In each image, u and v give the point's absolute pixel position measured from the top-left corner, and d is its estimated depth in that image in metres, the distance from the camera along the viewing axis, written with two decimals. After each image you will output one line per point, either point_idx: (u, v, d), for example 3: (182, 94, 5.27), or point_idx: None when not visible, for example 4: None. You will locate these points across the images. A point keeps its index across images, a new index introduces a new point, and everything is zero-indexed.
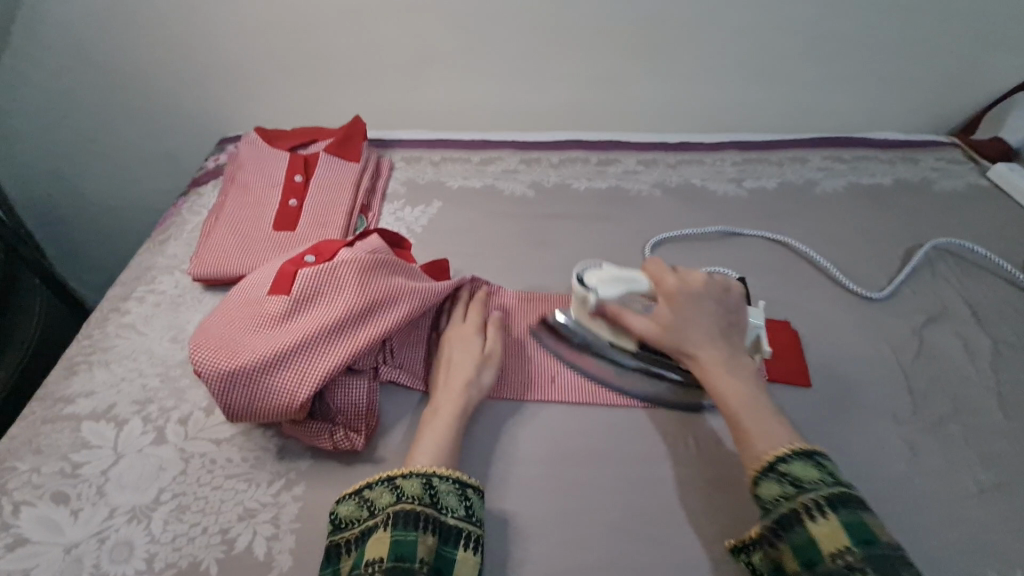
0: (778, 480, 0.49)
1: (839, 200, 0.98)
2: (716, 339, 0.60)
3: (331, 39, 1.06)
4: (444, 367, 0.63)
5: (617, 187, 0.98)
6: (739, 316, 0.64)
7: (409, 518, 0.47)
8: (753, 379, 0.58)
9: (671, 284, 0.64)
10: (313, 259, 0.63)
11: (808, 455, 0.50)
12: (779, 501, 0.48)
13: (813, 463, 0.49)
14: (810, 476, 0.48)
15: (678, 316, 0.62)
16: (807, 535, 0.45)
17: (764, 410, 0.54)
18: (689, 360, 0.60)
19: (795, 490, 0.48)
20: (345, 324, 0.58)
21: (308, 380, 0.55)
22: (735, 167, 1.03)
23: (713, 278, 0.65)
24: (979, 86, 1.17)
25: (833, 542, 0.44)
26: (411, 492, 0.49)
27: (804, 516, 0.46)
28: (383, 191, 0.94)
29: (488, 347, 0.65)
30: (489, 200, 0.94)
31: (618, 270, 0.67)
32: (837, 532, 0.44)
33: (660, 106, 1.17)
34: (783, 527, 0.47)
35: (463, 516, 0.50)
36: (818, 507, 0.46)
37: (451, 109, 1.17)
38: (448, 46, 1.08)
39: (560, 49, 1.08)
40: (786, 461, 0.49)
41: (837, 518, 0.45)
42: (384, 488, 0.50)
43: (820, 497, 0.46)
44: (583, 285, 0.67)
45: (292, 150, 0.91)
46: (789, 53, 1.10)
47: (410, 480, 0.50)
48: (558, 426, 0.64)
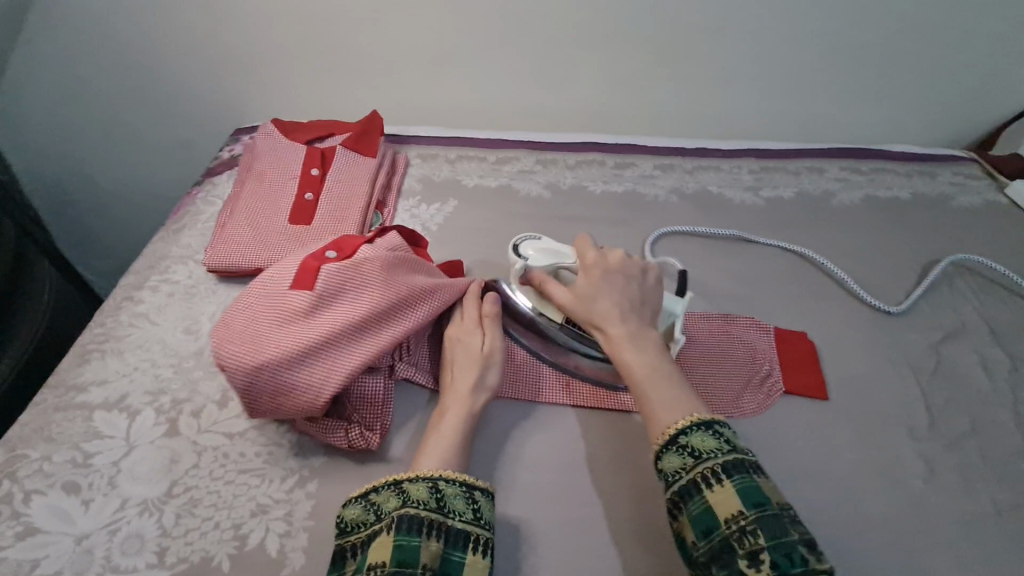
0: (678, 452, 0.48)
1: (856, 211, 0.97)
2: (628, 312, 0.60)
3: (349, 32, 1.05)
4: (450, 370, 0.63)
5: (633, 190, 0.97)
6: (657, 296, 0.65)
7: (411, 523, 0.46)
8: (661, 350, 0.58)
9: (591, 258, 0.65)
10: (335, 254, 0.62)
11: (707, 424, 0.49)
12: (679, 473, 0.47)
13: (710, 432, 0.48)
14: (707, 446, 0.47)
15: (591, 287, 0.62)
16: (704, 504, 0.45)
17: (668, 380, 0.54)
18: (598, 333, 0.60)
19: (693, 461, 0.47)
20: (367, 321, 0.58)
21: (332, 377, 0.55)
22: (752, 175, 1.03)
23: (631, 258, 0.66)
24: (999, 102, 1.17)
25: (728, 508, 0.44)
26: (416, 497, 0.48)
27: (702, 486, 0.46)
28: (399, 187, 0.93)
29: (487, 347, 0.63)
30: (504, 199, 0.94)
31: (554, 243, 0.71)
32: (732, 498, 0.44)
33: (677, 111, 1.17)
34: (682, 498, 0.46)
35: (470, 520, 0.49)
36: (714, 476, 0.46)
37: (468, 107, 1.16)
38: (467, 44, 1.07)
39: (580, 51, 1.08)
40: (687, 432, 0.49)
41: (732, 484, 0.45)
42: (391, 492, 0.50)
43: (717, 464, 0.46)
44: (517, 252, 0.70)
45: (308, 143, 0.91)
46: (810, 62, 1.10)
47: (416, 484, 0.49)
48: (573, 431, 0.63)
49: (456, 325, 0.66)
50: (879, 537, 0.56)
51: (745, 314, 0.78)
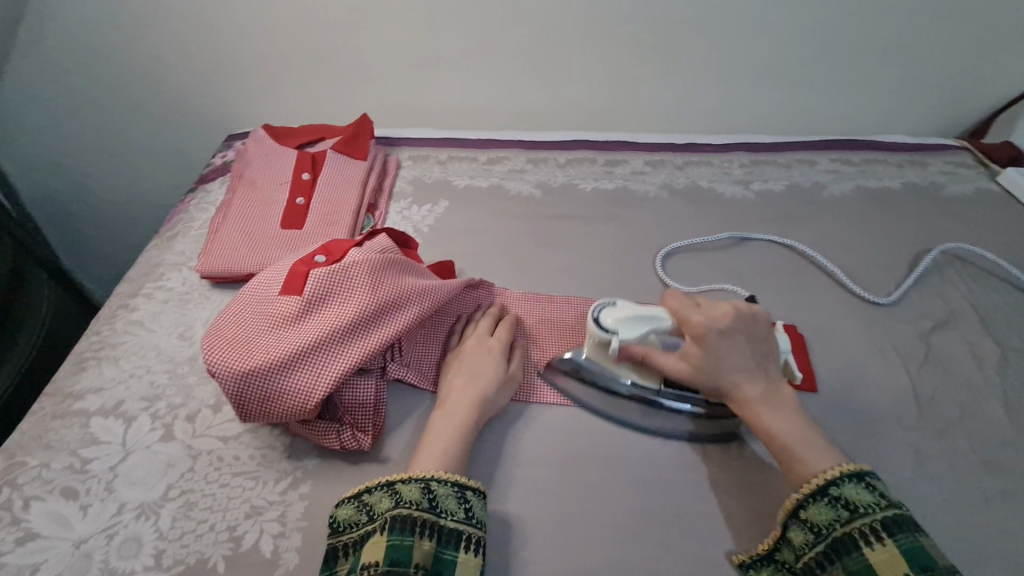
0: (831, 504, 0.50)
1: (846, 203, 0.97)
2: (757, 378, 0.59)
3: (338, 37, 1.06)
4: (462, 376, 0.63)
5: (623, 187, 0.98)
6: (773, 343, 0.62)
7: (407, 523, 0.47)
8: (796, 407, 0.58)
9: (698, 321, 0.60)
10: (323, 259, 0.63)
11: (857, 475, 0.51)
12: (833, 525, 0.49)
13: (864, 485, 0.50)
14: (865, 500, 0.49)
15: (709, 355, 0.59)
16: (867, 561, 0.46)
17: (813, 440, 0.55)
18: (727, 398, 0.59)
19: (849, 514, 0.49)
20: (357, 325, 0.58)
21: (322, 380, 0.55)
22: (742, 169, 1.03)
23: (739, 308, 0.62)
24: (990, 89, 1.16)
25: (891, 567, 0.45)
26: (410, 498, 0.49)
27: (862, 542, 0.47)
28: (390, 190, 0.94)
29: (511, 370, 0.65)
30: (494, 199, 0.94)
31: (635, 307, 0.63)
32: (897, 559, 0.46)
33: (667, 106, 1.17)
34: (838, 551, 0.48)
35: (463, 519, 0.50)
36: (875, 534, 0.47)
37: (457, 108, 1.17)
38: (456, 46, 1.07)
39: (568, 51, 1.08)
40: (841, 483, 0.50)
41: (894, 544, 0.46)
42: (383, 493, 0.51)
43: (875, 522, 0.48)
44: (600, 327, 0.63)
45: (298, 147, 0.91)
46: (797, 56, 1.10)
47: (409, 485, 0.50)
48: (562, 428, 0.64)
49: (478, 339, 0.67)
50: None
51: None
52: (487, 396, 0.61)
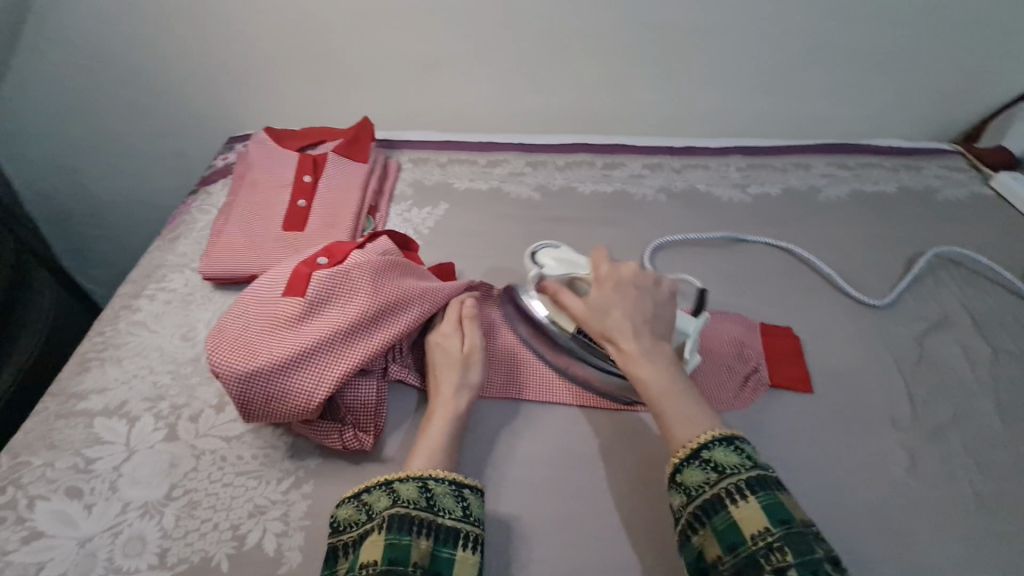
0: (702, 467, 0.48)
1: (842, 206, 0.98)
2: (642, 324, 0.60)
3: (339, 41, 1.07)
4: (433, 370, 0.64)
5: (621, 191, 0.99)
6: (670, 312, 0.64)
7: (404, 520, 0.48)
8: (675, 364, 0.57)
9: (604, 271, 0.65)
10: (325, 260, 0.64)
11: (727, 439, 0.49)
12: (703, 488, 0.47)
13: (732, 448, 0.48)
14: (731, 460, 0.47)
15: (603, 300, 0.62)
16: (729, 519, 0.45)
17: (681, 395, 0.54)
18: (608, 342, 0.60)
19: (717, 475, 0.47)
20: (358, 326, 0.59)
21: (325, 380, 0.56)
22: (739, 172, 1.04)
23: (647, 273, 0.66)
24: (983, 95, 1.18)
25: (752, 524, 0.44)
26: (407, 496, 0.50)
27: (727, 500, 0.46)
28: (390, 192, 0.94)
29: (466, 347, 0.64)
30: (494, 202, 0.95)
31: (571, 254, 0.71)
32: (757, 515, 0.44)
33: (665, 110, 1.18)
34: (708, 512, 0.46)
35: (460, 516, 0.50)
36: (740, 491, 0.46)
37: (457, 111, 1.18)
38: (456, 49, 1.08)
39: (567, 55, 1.09)
40: (711, 448, 0.49)
41: (756, 500, 0.45)
42: (382, 492, 0.51)
43: (740, 481, 0.46)
44: (535, 262, 0.72)
45: (300, 150, 0.92)
46: (793, 61, 1.11)
47: (406, 484, 0.51)
48: (562, 429, 0.65)
49: (434, 325, 0.67)
50: (861, 526, 0.58)
51: (731, 310, 0.79)
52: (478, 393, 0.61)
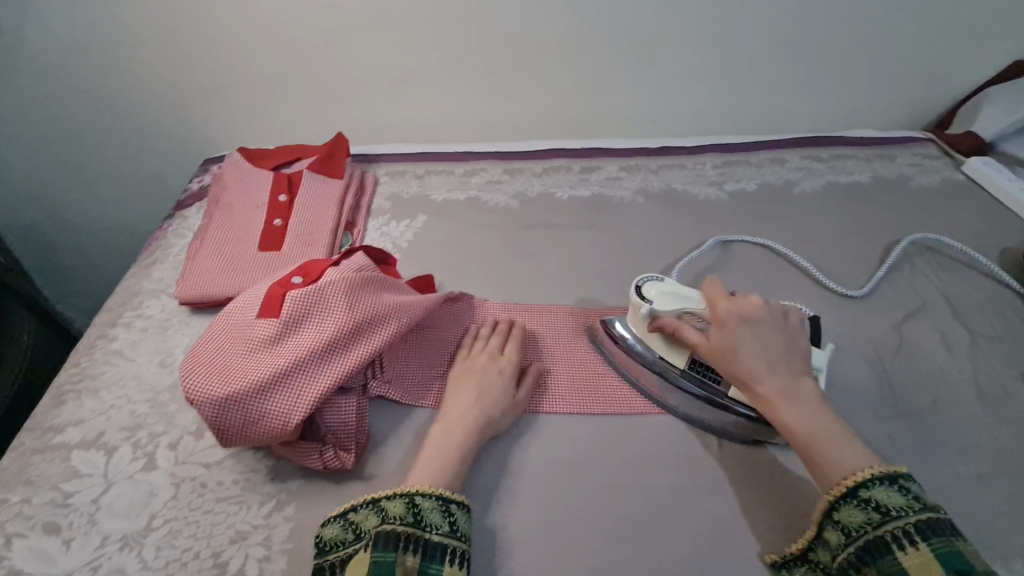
0: (864, 506, 0.49)
1: (817, 199, 0.99)
2: (779, 365, 0.58)
3: (311, 57, 1.07)
4: (471, 394, 0.63)
5: (599, 194, 0.99)
6: (802, 343, 0.62)
7: (387, 538, 0.48)
8: (824, 406, 0.57)
9: (724, 307, 0.62)
10: (300, 279, 0.64)
11: (893, 480, 0.49)
12: (864, 528, 0.48)
13: (897, 488, 0.49)
14: (897, 502, 0.48)
15: (729, 340, 0.60)
16: (898, 564, 0.45)
17: (841, 443, 0.53)
18: (745, 386, 0.59)
19: (881, 517, 0.48)
20: (336, 344, 0.59)
21: (302, 400, 0.56)
22: (715, 170, 1.05)
23: (769, 303, 0.63)
24: (952, 82, 1.20)
25: (925, 572, 0.44)
26: (394, 513, 0.50)
27: (894, 546, 0.46)
28: (368, 207, 0.94)
29: (519, 395, 0.65)
30: (472, 211, 0.95)
31: (677, 286, 0.68)
32: (931, 562, 0.45)
33: (640, 112, 1.19)
34: (871, 555, 0.47)
35: (447, 532, 0.50)
36: (909, 538, 0.46)
37: (433, 122, 1.18)
38: (427, 62, 1.09)
39: (538, 61, 1.10)
40: (869, 487, 0.49)
41: (929, 548, 0.45)
42: (369, 511, 0.51)
43: (909, 524, 0.47)
44: (639, 295, 0.68)
45: (275, 169, 0.92)
46: (763, 57, 1.12)
47: (394, 501, 0.51)
48: (545, 436, 0.65)
49: (490, 357, 0.68)
50: None
51: None
52: (490, 413, 0.62)
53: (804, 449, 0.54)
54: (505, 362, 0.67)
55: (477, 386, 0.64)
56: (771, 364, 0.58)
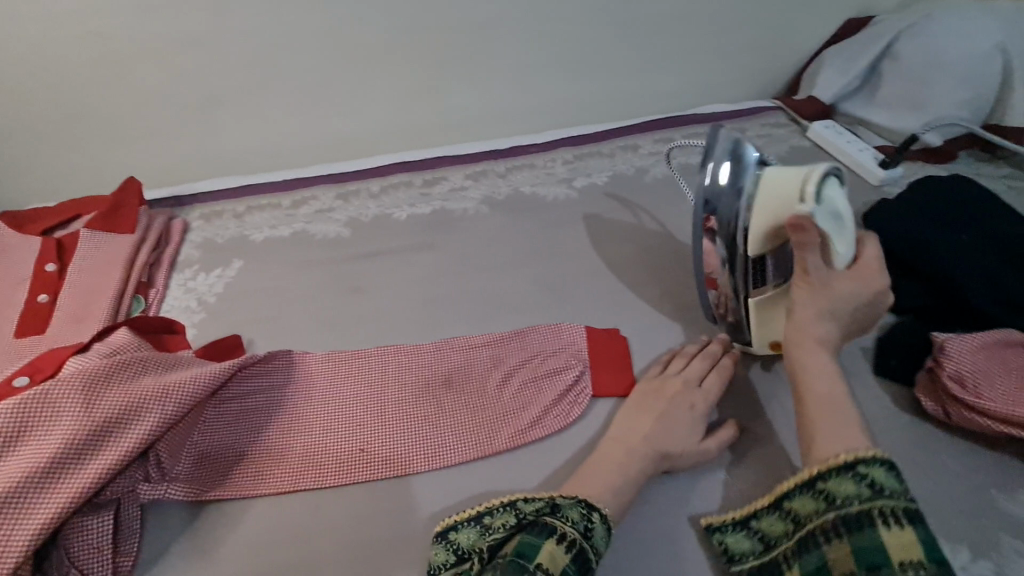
0: (856, 481, 0.47)
1: (668, 184, 0.95)
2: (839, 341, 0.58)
3: (95, 93, 0.93)
4: (650, 420, 0.60)
5: (441, 209, 0.91)
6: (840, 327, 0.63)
7: (583, 559, 0.47)
8: None
9: (869, 277, 0.59)
10: (27, 381, 0.52)
11: (892, 467, 0.47)
12: (852, 500, 0.46)
13: (893, 473, 0.47)
14: (892, 484, 0.46)
15: (842, 300, 0.57)
16: (877, 539, 0.43)
17: None
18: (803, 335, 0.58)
19: (871, 493, 0.46)
20: (62, 462, 0.49)
21: (13, 543, 0.46)
22: (566, 166, 0.99)
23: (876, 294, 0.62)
24: (795, 46, 1.19)
25: (906, 552, 0.42)
26: (594, 539, 0.49)
27: (879, 521, 0.44)
28: (171, 260, 0.82)
29: (705, 441, 0.59)
30: (296, 248, 0.84)
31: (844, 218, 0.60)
32: (913, 546, 0.42)
33: (489, 112, 1.12)
34: (848, 526, 0.45)
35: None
36: (896, 517, 0.44)
37: (261, 148, 1.05)
38: (234, 84, 0.97)
39: (361, 71, 1.00)
40: (870, 465, 0.47)
41: (913, 532, 0.43)
42: (579, 511, 0.50)
43: (898, 508, 0.44)
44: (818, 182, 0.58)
45: (46, 232, 0.78)
46: (602, 41, 1.07)
47: (600, 526, 0.50)
48: (362, 509, 0.56)
49: (684, 384, 0.63)
50: (675, 548, 0.54)
51: (553, 322, 0.73)
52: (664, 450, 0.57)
53: (809, 408, 0.54)
54: (695, 392, 0.63)
55: (663, 415, 0.60)
56: (830, 341, 0.58)
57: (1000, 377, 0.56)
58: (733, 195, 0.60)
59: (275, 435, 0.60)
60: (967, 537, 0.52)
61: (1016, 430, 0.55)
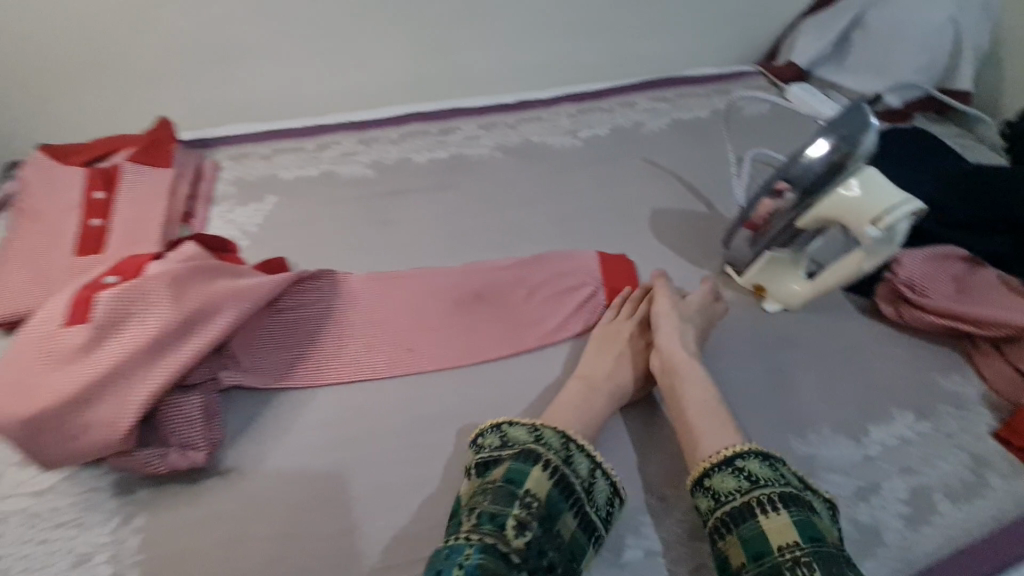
0: (735, 476, 0.51)
1: (663, 136, 1.05)
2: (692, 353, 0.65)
3: (120, 37, 0.96)
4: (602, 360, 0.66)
5: (458, 154, 0.98)
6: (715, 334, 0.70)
7: (565, 477, 0.51)
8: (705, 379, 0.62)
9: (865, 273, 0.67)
10: (115, 279, 0.58)
11: (766, 457, 0.51)
12: (734, 494, 0.50)
13: (767, 463, 0.51)
14: (767, 475, 0.50)
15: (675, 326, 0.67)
16: (758, 529, 0.47)
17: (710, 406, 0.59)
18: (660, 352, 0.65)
19: (749, 485, 0.49)
20: (162, 344, 0.55)
21: (127, 410, 0.52)
22: (570, 119, 1.07)
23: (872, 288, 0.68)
24: (776, 15, 1.29)
25: (782, 536, 0.46)
26: (579, 466, 0.53)
27: (757, 511, 0.48)
28: (208, 195, 0.87)
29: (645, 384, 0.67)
30: (325, 186, 0.91)
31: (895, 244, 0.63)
32: (786, 528, 0.46)
33: (494, 69, 1.19)
34: (733, 521, 0.48)
35: (602, 518, 0.52)
36: (770, 504, 0.48)
37: (280, 98, 1.10)
38: (257, 34, 1.01)
39: (378, 26, 1.05)
40: (744, 458, 0.51)
41: (787, 516, 0.47)
42: (556, 434, 0.54)
43: (772, 493, 0.48)
44: (892, 217, 0.59)
45: (88, 165, 0.82)
46: (601, 5, 1.15)
47: (580, 454, 0.54)
48: (412, 395, 0.65)
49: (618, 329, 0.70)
50: None
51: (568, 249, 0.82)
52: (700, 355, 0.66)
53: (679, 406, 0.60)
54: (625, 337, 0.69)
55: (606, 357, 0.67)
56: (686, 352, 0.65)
57: (941, 281, 0.68)
58: (814, 173, 0.61)
59: (331, 336, 0.68)
60: (916, 407, 0.64)
61: (953, 322, 0.67)
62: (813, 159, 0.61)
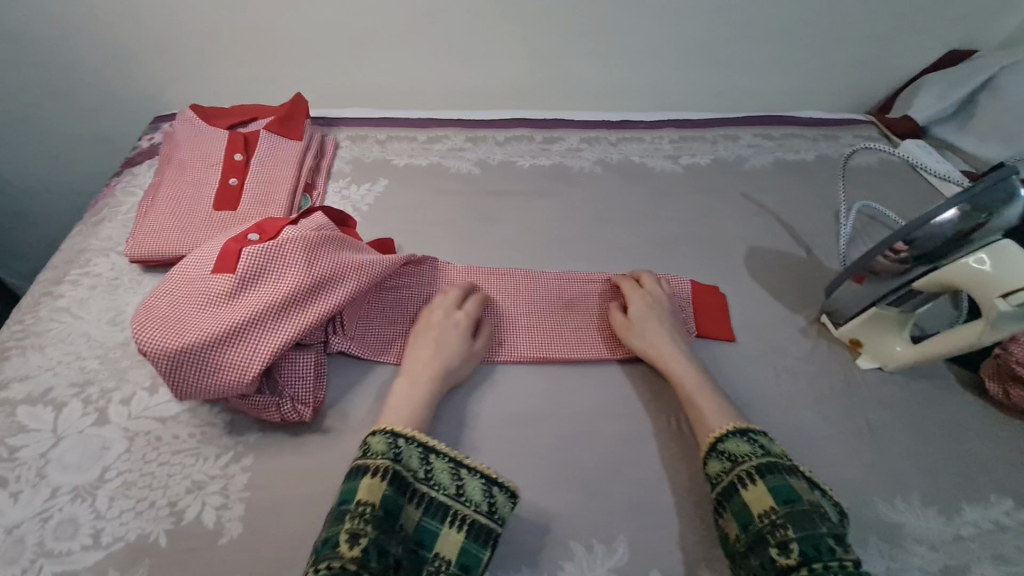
0: (719, 458, 0.56)
1: (765, 174, 1.04)
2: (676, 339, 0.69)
3: (268, 15, 1.03)
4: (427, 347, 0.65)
5: (559, 164, 1.01)
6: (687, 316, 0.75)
7: (399, 480, 0.50)
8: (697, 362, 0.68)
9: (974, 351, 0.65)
10: (257, 237, 0.64)
11: (741, 431, 0.57)
12: (721, 475, 0.55)
13: (745, 438, 0.57)
14: (744, 451, 0.55)
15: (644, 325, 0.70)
16: (742, 502, 0.52)
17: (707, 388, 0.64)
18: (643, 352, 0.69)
19: (730, 464, 0.55)
20: (293, 302, 0.60)
21: (256, 357, 0.57)
22: (672, 144, 1.08)
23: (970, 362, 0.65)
24: (895, 67, 1.26)
25: (760, 504, 0.51)
26: (409, 462, 0.52)
27: (739, 486, 0.53)
28: (327, 169, 0.93)
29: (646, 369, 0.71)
30: (432, 177, 0.95)
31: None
32: (764, 497, 0.51)
33: (601, 86, 1.21)
34: (723, 500, 0.54)
35: (452, 493, 0.51)
36: (750, 477, 0.53)
37: (396, 87, 1.16)
38: (388, 27, 1.07)
39: (500, 33, 1.10)
40: (724, 440, 0.57)
41: (763, 484, 0.52)
42: (382, 440, 0.53)
43: (750, 468, 0.54)
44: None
45: (230, 128, 0.89)
46: (719, 37, 1.15)
47: (410, 447, 0.53)
48: (499, 387, 0.68)
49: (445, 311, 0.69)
50: None
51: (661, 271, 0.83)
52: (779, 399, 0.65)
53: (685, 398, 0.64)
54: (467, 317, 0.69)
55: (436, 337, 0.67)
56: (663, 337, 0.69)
57: None
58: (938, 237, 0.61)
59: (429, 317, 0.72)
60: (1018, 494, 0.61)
61: None
62: (937, 223, 0.61)
